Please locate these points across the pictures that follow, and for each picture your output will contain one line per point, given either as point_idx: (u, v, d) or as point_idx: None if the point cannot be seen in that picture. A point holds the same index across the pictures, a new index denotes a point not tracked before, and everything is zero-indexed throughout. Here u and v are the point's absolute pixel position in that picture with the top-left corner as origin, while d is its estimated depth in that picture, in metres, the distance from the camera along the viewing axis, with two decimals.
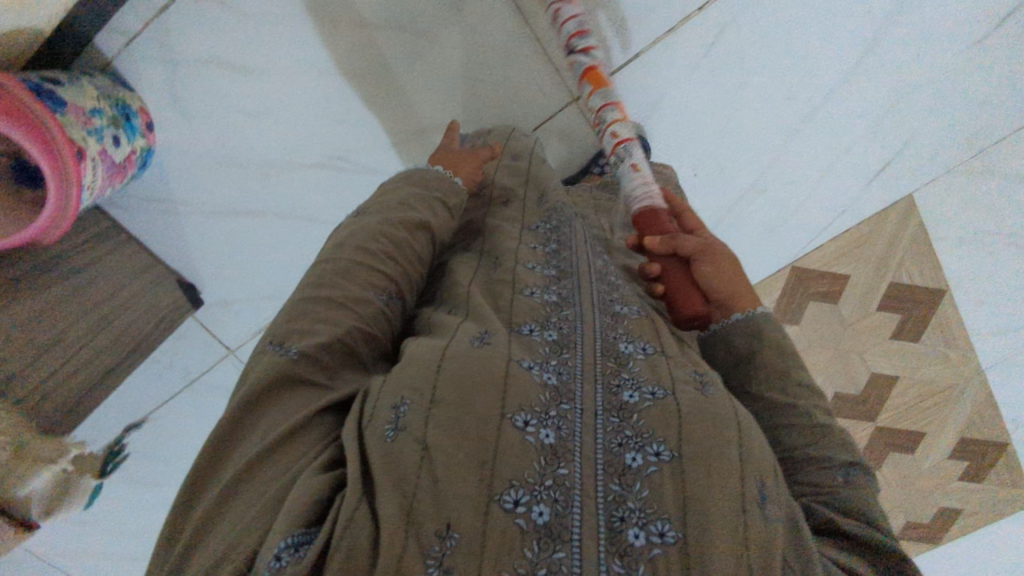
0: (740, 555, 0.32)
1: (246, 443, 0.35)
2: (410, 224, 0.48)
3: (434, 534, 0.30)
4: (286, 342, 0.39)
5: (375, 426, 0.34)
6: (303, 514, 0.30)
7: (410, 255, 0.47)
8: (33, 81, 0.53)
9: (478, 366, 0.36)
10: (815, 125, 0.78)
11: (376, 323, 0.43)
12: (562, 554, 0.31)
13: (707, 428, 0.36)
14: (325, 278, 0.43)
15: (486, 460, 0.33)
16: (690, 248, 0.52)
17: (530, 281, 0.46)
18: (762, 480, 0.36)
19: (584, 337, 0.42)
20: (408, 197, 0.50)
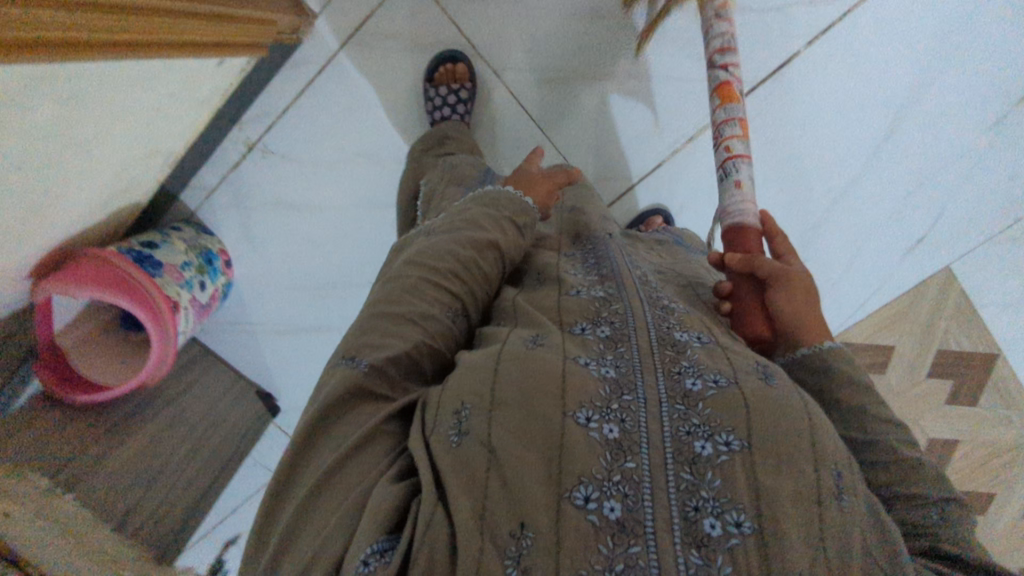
0: (817, 542, 0.33)
1: (320, 456, 0.38)
2: (479, 244, 0.51)
3: (508, 534, 0.32)
4: (358, 355, 0.42)
5: (442, 427, 0.37)
6: (382, 521, 0.32)
7: (477, 273, 0.50)
8: (139, 252, 0.80)
9: (536, 367, 0.39)
10: (847, 209, 0.95)
11: (442, 337, 0.47)
12: (638, 548, 0.32)
13: (773, 416, 0.37)
14: (395, 295, 0.47)
15: (556, 457, 0.34)
16: (764, 270, 0.52)
17: (575, 284, 0.51)
18: (837, 467, 0.36)
19: (636, 329, 0.43)
20: (477, 215, 0.54)
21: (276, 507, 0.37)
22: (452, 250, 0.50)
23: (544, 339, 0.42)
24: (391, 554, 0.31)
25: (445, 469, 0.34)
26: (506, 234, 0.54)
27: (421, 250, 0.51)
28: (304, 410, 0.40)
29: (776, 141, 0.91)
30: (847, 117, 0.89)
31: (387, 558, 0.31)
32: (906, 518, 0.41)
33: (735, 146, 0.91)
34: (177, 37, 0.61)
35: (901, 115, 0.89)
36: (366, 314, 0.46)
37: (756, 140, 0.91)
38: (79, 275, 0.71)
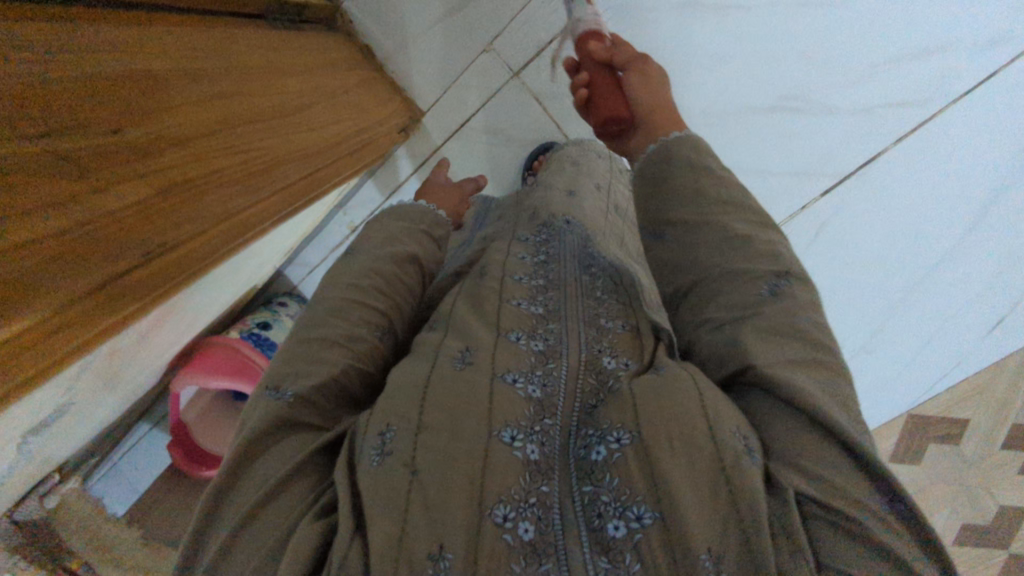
0: (724, 533, 0.33)
1: (248, 484, 0.39)
2: (399, 259, 0.55)
3: (427, 556, 0.32)
4: (281, 385, 0.43)
5: (365, 450, 0.37)
6: (305, 558, 0.33)
7: (399, 287, 0.54)
8: (256, 336, 1.03)
9: (455, 390, 0.40)
10: (926, 289, 0.98)
11: (368, 357, 0.48)
12: (549, 566, 0.34)
13: (659, 394, 0.38)
14: (316, 321, 0.48)
15: (474, 476, 0.35)
16: (644, 106, 0.58)
17: (517, 293, 0.52)
18: (739, 429, 0.36)
19: (568, 351, 0.45)
20: (397, 231, 0.58)
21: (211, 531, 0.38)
22: (373, 268, 0.52)
23: (472, 356, 0.43)
24: None
25: (365, 486, 0.35)
26: (422, 247, 0.59)
27: (337, 270, 0.53)
28: (230, 442, 0.41)
29: (868, 215, 0.97)
30: (943, 195, 0.93)
31: None
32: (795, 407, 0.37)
33: (831, 234, 0.99)
34: (320, 189, 0.71)
35: (1003, 192, 0.90)
36: (292, 342, 0.47)
37: (847, 211, 0.97)
38: (215, 360, 0.94)
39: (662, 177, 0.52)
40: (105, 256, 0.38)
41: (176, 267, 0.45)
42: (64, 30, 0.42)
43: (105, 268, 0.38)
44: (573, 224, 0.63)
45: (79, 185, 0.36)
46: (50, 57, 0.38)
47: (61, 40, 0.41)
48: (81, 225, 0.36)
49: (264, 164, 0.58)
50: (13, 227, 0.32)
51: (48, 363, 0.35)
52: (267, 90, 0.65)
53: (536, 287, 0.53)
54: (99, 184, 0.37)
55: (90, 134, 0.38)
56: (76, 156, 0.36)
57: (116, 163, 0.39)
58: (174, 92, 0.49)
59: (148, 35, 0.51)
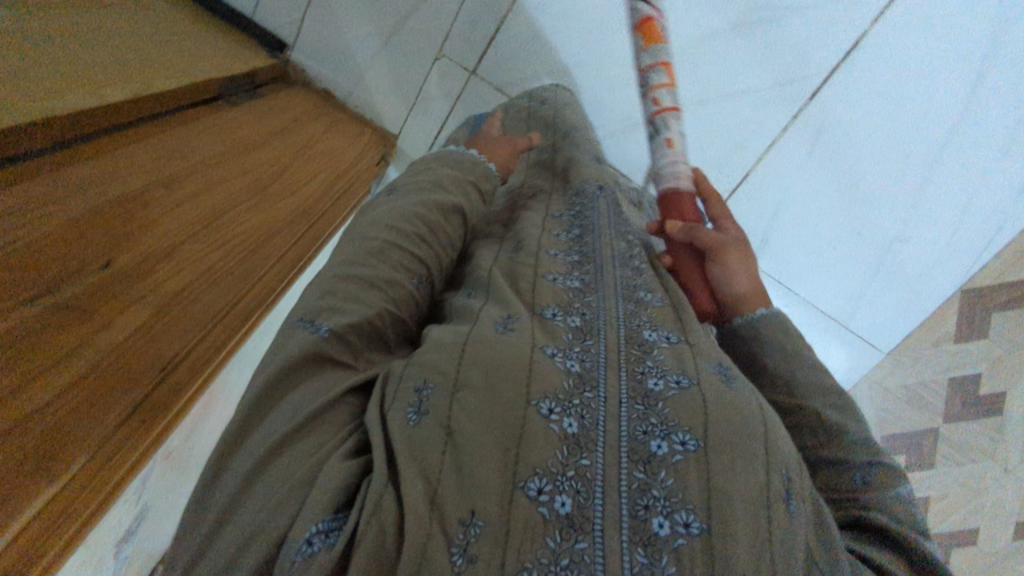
0: (763, 557, 0.33)
1: (274, 417, 0.37)
2: (447, 209, 0.53)
3: (458, 522, 0.31)
4: (316, 319, 0.41)
5: (401, 403, 0.36)
6: (332, 500, 0.32)
7: (442, 237, 0.52)
8: None
9: (503, 355, 0.38)
10: (934, 186, 0.80)
11: (406, 303, 0.47)
12: (585, 545, 0.32)
13: (729, 416, 0.37)
14: (357, 258, 0.46)
15: (511, 446, 0.34)
16: (706, 240, 0.54)
17: (552, 267, 0.50)
18: (787, 476, 0.37)
19: (606, 325, 0.44)
20: (444, 178, 0.55)
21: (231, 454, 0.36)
22: (416, 213, 0.50)
23: (514, 324, 0.42)
24: (337, 535, 0.30)
25: (402, 443, 0.34)
26: (467, 197, 0.56)
27: (383, 211, 0.51)
28: (262, 369, 0.39)
29: (849, 125, 0.81)
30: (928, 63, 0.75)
31: (333, 539, 0.30)
32: (836, 485, 0.44)
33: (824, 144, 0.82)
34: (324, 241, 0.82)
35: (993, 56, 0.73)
36: (332, 274, 0.45)
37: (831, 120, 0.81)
38: None
39: (751, 335, 0.51)
40: (128, 375, 0.49)
41: (195, 365, 0.55)
42: (61, 171, 0.54)
43: (128, 395, 0.48)
44: (604, 192, 0.62)
45: (81, 327, 0.47)
46: (49, 209, 0.50)
47: (57, 183, 0.52)
48: (86, 370, 0.46)
49: (255, 244, 0.69)
50: (31, 390, 0.42)
51: (110, 486, 0.45)
52: (253, 173, 0.77)
53: (572, 262, 0.52)
54: (101, 320, 0.49)
55: (81, 279, 0.49)
56: (74, 302, 0.48)
57: (113, 299, 0.50)
58: (162, 204, 0.60)
59: (135, 153, 0.62)
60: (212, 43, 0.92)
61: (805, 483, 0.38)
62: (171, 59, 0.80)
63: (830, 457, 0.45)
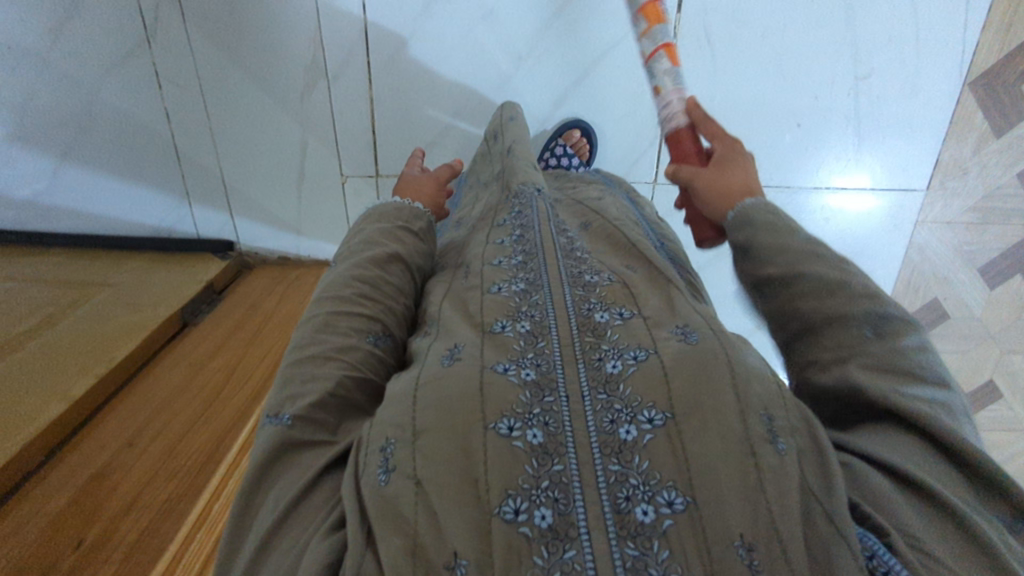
0: (756, 507, 0.33)
1: (260, 516, 0.38)
2: (380, 262, 0.55)
3: (444, 567, 0.31)
4: (280, 411, 0.42)
5: (371, 468, 0.36)
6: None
7: (386, 291, 0.54)
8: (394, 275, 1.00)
9: (452, 386, 0.39)
10: (863, 30, 0.90)
11: (366, 362, 0.48)
12: (573, 553, 0.32)
13: (693, 378, 0.38)
14: (307, 339, 0.48)
15: (478, 476, 0.34)
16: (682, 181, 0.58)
17: (498, 277, 0.51)
18: (766, 413, 0.37)
19: (555, 321, 0.44)
20: (372, 235, 0.58)
21: (230, 559, 0.38)
22: (353, 276, 0.53)
23: (461, 352, 0.42)
24: None
25: (375, 509, 0.34)
26: (402, 243, 0.59)
27: (325, 284, 0.53)
28: None
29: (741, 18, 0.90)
30: None
31: None
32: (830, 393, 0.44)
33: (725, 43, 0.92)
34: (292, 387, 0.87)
35: None
36: (286, 360, 0.47)
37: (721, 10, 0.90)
38: None
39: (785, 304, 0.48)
40: None
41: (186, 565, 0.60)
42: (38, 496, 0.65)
43: None
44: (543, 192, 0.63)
45: None
46: (22, 520, 0.62)
47: (37, 496, 0.65)
48: None
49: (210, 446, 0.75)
50: None
51: None
52: (198, 387, 0.85)
53: (516, 266, 0.52)
54: None
55: (61, 560, 0.59)
56: None
57: (92, 556, 0.60)
58: (118, 468, 0.70)
59: (90, 441, 0.73)
60: (153, 274, 1.05)
61: (794, 412, 0.38)
62: (122, 324, 0.91)
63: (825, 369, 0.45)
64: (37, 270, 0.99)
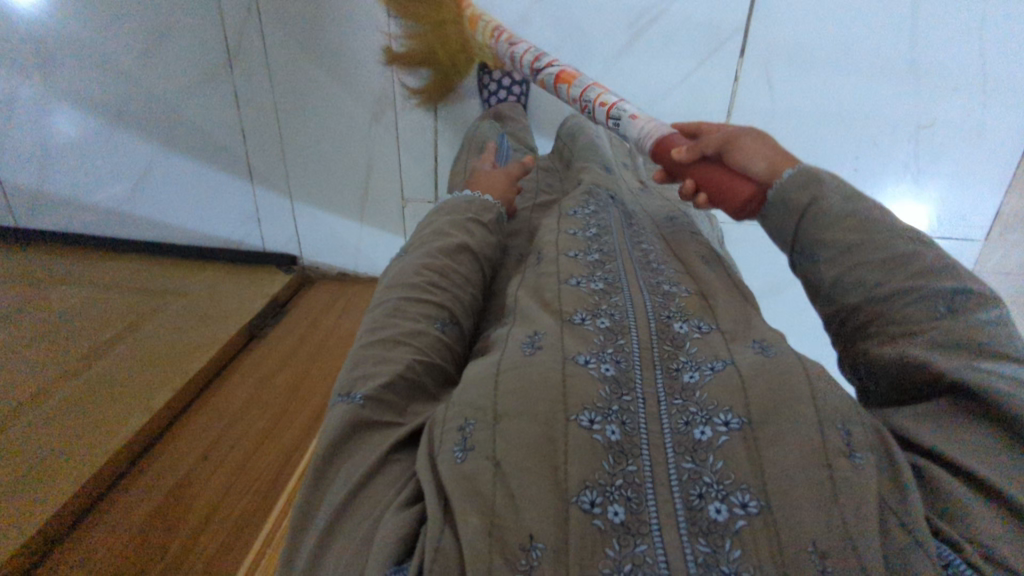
0: (833, 517, 0.33)
1: (335, 486, 0.39)
2: (451, 252, 0.56)
3: (520, 548, 0.32)
4: (351, 390, 0.44)
5: (447, 445, 0.37)
6: (392, 553, 0.33)
7: (455, 279, 0.55)
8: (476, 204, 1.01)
9: (534, 374, 0.39)
10: (926, 77, 0.89)
11: (434, 349, 0.49)
12: (645, 547, 0.33)
13: (770, 390, 0.38)
14: (379, 322, 0.49)
15: (558, 463, 0.35)
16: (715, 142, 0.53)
17: (576, 271, 0.51)
18: (846, 426, 0.36)
19: (635, 323, 0.45)
20: (445, 225, 0.59)
21: (305, 525, 0.39)
22: (425, 264, 0.54)
23: (541, 340, 0.43)
24: None
25: (451, 484, 0.35)
26: (473, 236, 0.60)
27: (400, 270, 0.55)
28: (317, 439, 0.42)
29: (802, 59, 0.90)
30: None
31: None
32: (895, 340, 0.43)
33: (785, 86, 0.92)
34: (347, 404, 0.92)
35: None
36: (360, 341, 0.48)
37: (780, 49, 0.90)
38: None
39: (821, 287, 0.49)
40: None
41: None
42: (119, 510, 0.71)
43: None
44: (617, 200, 0.64)
45: None
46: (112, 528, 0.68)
47: (112, 519, 0.69)
48: None
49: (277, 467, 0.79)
50: None
51: None
52: (263, 403, 0.89)
53: (593, 261, 0.53)
54: None
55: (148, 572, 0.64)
56: None
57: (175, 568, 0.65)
58: (194, 481, 0.75)
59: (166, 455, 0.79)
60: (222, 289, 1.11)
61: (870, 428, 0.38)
62: (190, 339, 0.96)
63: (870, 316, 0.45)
64: (116, 281, 1.08)
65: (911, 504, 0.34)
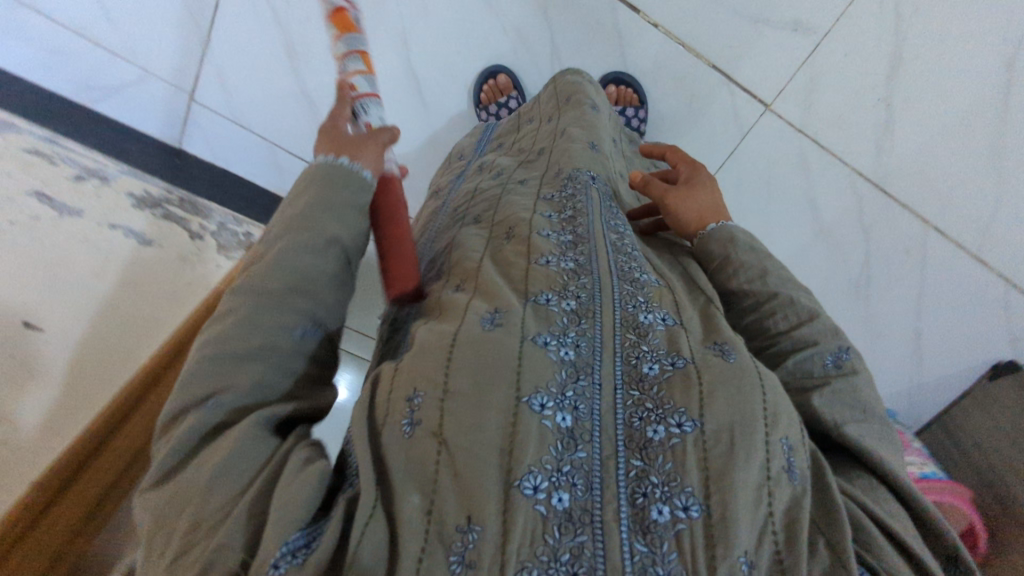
0: (762, 535, 0.35)
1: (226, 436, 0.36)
2: (319, 248, 0.43)
3: (456, 531, 0.32)
4: (206, 392, 0.38)
5: (396, 417, 0.36)
6: (297, 521, 0.32)
7: (324, 283, 0.43)
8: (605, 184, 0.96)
9: (493, 350, 0.39)
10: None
11: (316, 305, 0.43)
12: (585, 538, 0.33)
13: (723, 384, 0.39)
14: (229, 322, 0.40)
15: (507, 449, 0.35)
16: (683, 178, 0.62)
17: (546, 248, 0.50)
18: (789, 438, 0.38)
19: (602, 308, 0.45)
20: (313, 203, 0.45)
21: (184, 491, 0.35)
22: (290, 258, 0.42)
23: (502, 317, 0.42)
24: (304, 555, 0.31)
25: (397, 462, 0.34)
26: (351, 228, 0.45)
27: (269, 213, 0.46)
28: (183, 413, 0.38)
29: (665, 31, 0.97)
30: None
31: (300, 559, 0.31)
32: (805, 368, 0.48)
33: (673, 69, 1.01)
34: None
35: None
36: (205, 338, 0.40)
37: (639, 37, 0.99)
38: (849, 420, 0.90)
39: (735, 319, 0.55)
40: None
41: None
42: None
43: None
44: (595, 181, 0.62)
45: None
46: None
47: None
48: None
49: None
50: None
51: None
52: None
53: (566, 242, 0.52)
54: None
55: None
56: None
57: None
58: None
59: None
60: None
61: (806, 440, 0.40)
62: None
63: (789, 341, 0.50)
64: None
65: (839, 530, 0.36)
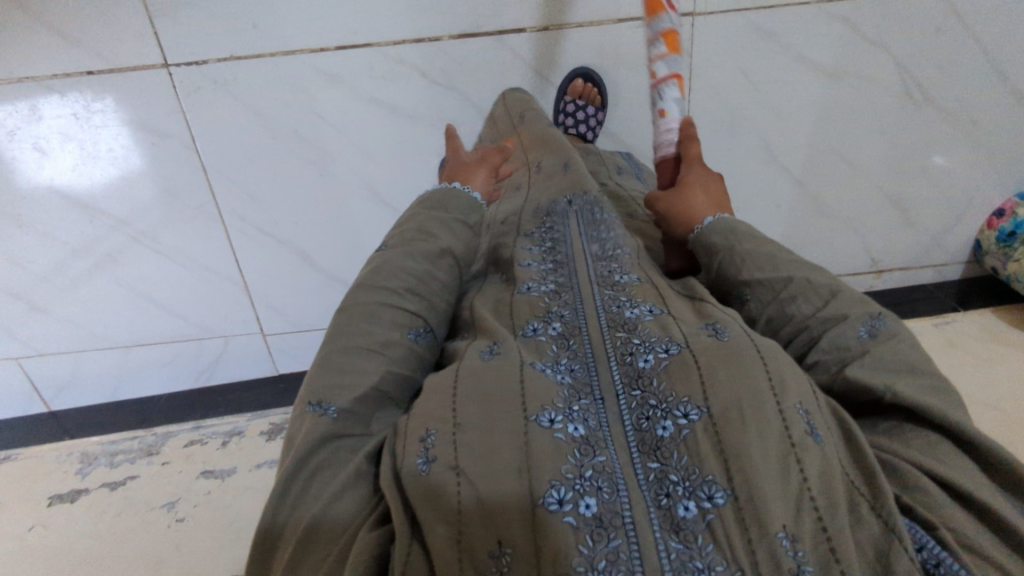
0: (796, 508, 0.34)
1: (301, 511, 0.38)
2: (430, 257, 0.53)
3: (489, 558, 0.32)
4: (324, 400, 0.42)
5: (410, 457, 0.37)
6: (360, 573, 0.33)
7: (433, 289, 0.52)
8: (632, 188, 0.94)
9: (491, 378, 0.39)
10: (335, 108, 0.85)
11: (404, 360, 0.47)
12: (618, 542, 0.32)
13: (723, 362, 0.39)
14: (351, 323, 0.47)
15: (524, 467, 0.34)
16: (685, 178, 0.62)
17: (528, 278, 0.52)
18: (802, 402, 0.38)
19: (586, 322, 0.46)
20: (426, 223, 0.55)
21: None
22: (401, 267, 0.51)
23: (499, 347, 0.43)
24: None
25: (418, 500, 0.35)
26: (457, 240, 0.56)
27: (375, 267, 0.51)
28: (281, 463, 0.40)
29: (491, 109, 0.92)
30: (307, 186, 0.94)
31: None
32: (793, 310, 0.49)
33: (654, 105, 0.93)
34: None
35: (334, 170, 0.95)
36: (323, 345, 0.46)
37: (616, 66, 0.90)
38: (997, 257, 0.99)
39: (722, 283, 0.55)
40: None
41: None
42: None
43: None
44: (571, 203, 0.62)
45: None
46: None
47: None
48: None
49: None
50: None
51: None
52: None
53: (548, 269, 0.53)
54: None
55: None
56: None
57: None
58: None
59: None
60: None
61: (818, 398, 0.40)
62: None
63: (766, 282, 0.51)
64: None
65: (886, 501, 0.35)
